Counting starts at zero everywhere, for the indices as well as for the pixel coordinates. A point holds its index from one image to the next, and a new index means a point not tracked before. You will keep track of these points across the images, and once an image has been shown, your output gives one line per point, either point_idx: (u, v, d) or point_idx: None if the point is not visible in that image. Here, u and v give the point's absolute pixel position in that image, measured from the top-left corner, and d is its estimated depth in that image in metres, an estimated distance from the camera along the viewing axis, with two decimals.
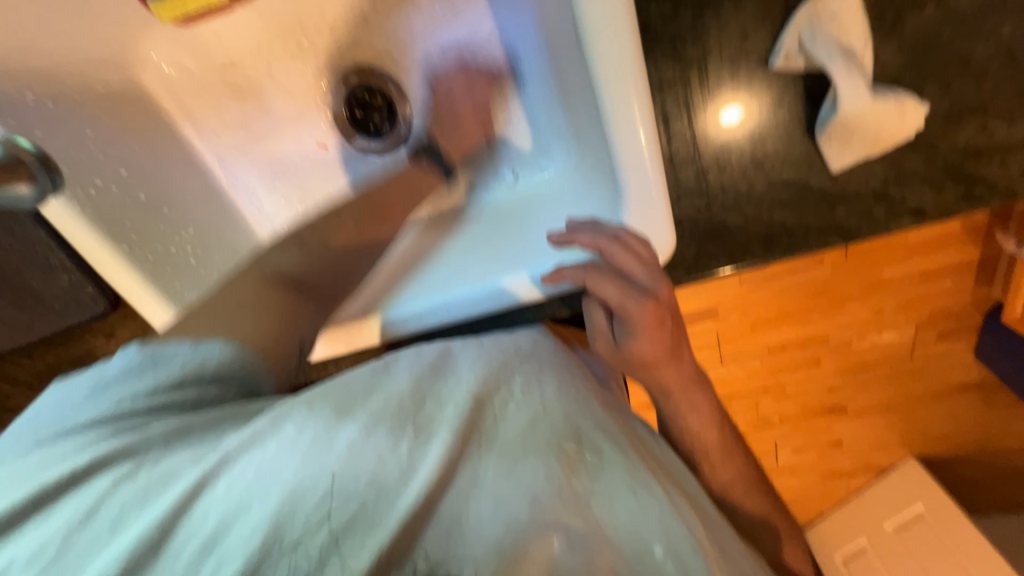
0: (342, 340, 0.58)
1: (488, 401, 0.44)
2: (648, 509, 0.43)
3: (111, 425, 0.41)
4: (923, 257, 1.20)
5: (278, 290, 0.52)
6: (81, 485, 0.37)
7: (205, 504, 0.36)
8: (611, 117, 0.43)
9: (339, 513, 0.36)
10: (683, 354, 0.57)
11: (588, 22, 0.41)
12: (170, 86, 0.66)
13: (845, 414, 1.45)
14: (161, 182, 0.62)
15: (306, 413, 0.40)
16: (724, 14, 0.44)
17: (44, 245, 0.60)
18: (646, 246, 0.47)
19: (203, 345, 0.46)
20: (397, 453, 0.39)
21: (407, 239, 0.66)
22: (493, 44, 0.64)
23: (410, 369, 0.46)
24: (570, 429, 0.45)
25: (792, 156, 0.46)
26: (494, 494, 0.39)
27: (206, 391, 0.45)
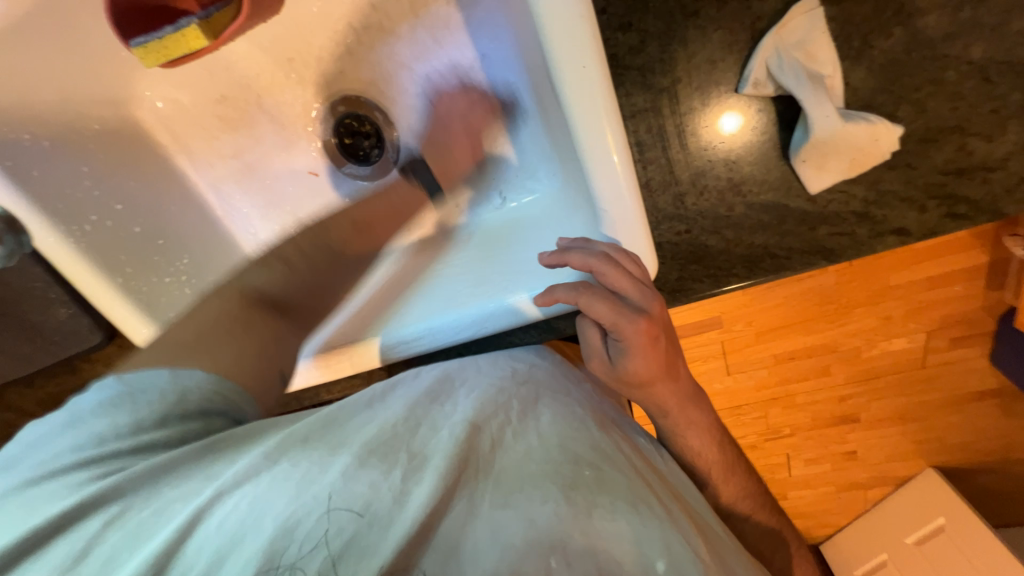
0: (340, 365, 0.57)
1: (483, 426, 0.47)
2: (652, 525, 0.43)
3: (96, 465, 0.42)
4: (926, 264, 1.17)
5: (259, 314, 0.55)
6: (74, 526, 0.39)
7: (200, 537, 0.37)
8: (584, 149, 0.43)
9: (335, 536, 0.36)
10: (682, 368, 0.56)
11: (556, 54, 0.41)
12: (166, 122, 0.68)
13: (857, 424, 1.41)
14: (157, 214, 0.64)
15: (302, 450, 0.43)
16: (691, 44, 0.44)
17: (42, 281, 0.62)
18: (639, 265, 0.47)
19: (183, 369, 0.47)
20: (389, 481, 0.40)
21: (405, 263, 0.66)
22: (474, 72, 0.64)
23: (405, 401, 0.50)
24: (566, 446, 0.47)
25: (771, 180, 0.45)
26: (494, 518, 0.40)
27: (190, 427, 0.46)
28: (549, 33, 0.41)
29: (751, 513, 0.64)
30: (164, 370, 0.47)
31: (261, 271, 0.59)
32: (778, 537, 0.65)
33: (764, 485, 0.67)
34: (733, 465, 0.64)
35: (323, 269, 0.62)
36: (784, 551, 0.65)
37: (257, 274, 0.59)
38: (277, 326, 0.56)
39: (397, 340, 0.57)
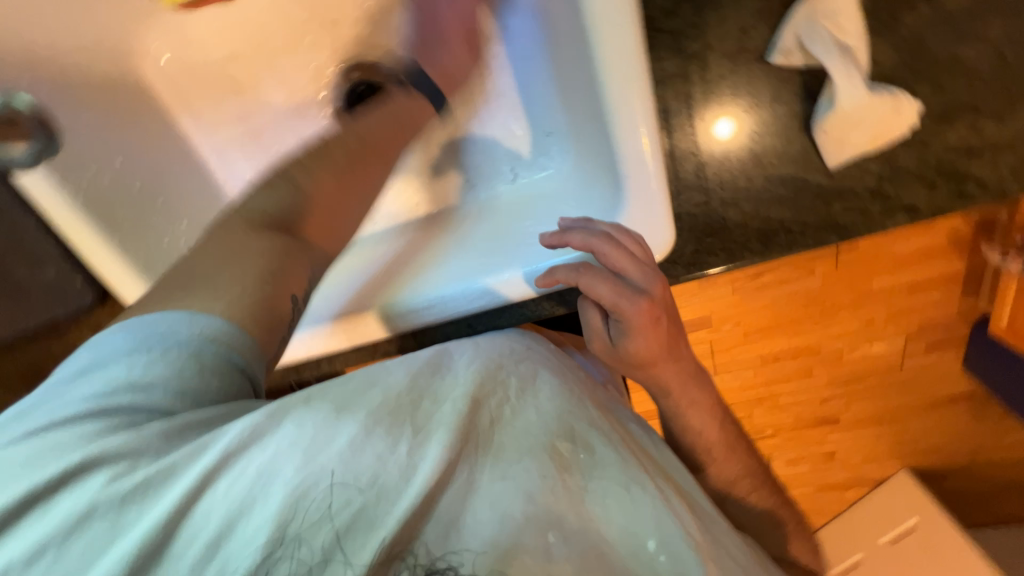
0: (341, 337, 0.58)
1: (483, 401, 0.43)
2: (645, 504, 0.43)
3: (106, 419, 0.35)
4: (908, 269, 1.21)
5: (267, 240, 0.46)
6: (79, 479, 0.33)
7: (204, 508, 0.34)
8: (613, 110, 0.45)
9: (341, 510, 0.35)
10: (682, 352, 0.57)
11: (594, 11, 0.43)
12: (170, 79, 0.65)
13: (837, 424, 1.45)
14: (159, 173, 0.62)
15: (304, 411, 0.38)
16: (724, 9, 0.45)
17: (34, 232, 0.59)
18: (641, 246, 0.48)
19: (200, 314, 0.39)
20: (396, 454, 0.37)
21: (405, 241, 0.66)
22: (495, 43, 0.64)
23: (409, 366, 0.44)
24: (567, 422, 0.44)
25: (790, 151, 0.46)
26: (487, 496, 0.38)
27: (207, 384, 0.38)
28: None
29: (748, 496, 0.64)
30: (181, 314, 0.39)
31: (262, 192, 0.51)
32: (776, 526, 0.66)
33: (762, 474, 0.67)
34: (734, 448, 0.64)
35: (342, 177, 0.54)
36: (780, 538, 0.66)
37: (263, 196, 0.50)
38: (285, 245, 0.47)
39: (399, 308, 0.57)
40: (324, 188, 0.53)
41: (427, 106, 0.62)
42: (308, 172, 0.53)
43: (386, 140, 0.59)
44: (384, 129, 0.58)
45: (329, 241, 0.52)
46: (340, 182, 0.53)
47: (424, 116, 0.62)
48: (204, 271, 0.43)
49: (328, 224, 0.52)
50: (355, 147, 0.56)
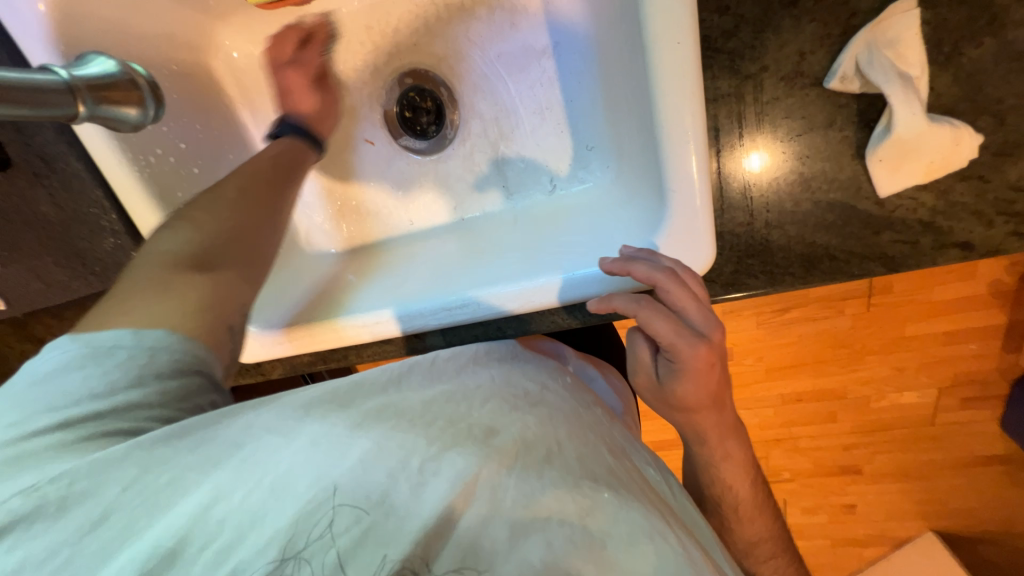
0: (306, 338, 0.61)
1: (500, 429, 0.42)
2: (663, 557, 0.39)
3: (77, 428, 0.37)
4: (944, 317, 1.17)
5: (192, 277, 0.45)
6: (79, 487, 0.34)
7: (220, 512, 0.33)
8: (664, 126, 0.45)
9: (343, 531, 0.33)
10: (727, 403, 0.56)
11: (652, 29, 0.44)
12: (237, 74, 0.69)
13: (859, 475, 1.38)
14: (217, 161, 0.66)
15: (322, 426, 0.38)
16: (784, 33, 0.46)
17: (98, 206, 0.62)
18: (697, 280, 0.49)
19: (147, 330, 0.41)
20: (408, 469, 0.36)
21: (340, 267, 0.70)
22: (546, 58, 0.65)
23: (428, 392, 0.45)
24: (584, 460, 0.43)
25: (840, 178, 0.46)
26: (513, 521, 0.36)
27: (168, 387, 0.40)
28: (653, 16, 0.43)
29: (763, 538, 0.62)
30: (132, 329, 0.40)
31: (168, 233, 0.48)
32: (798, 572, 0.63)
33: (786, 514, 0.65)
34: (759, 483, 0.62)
35: (235, 212, 0.51)
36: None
37: (167, 237, 0.48)
38: (211, 281, 0.46)
39: (427, 313, 0.58)
40: (213, 211, 0.51)
41: (291, 143, 0.61)
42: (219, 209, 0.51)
43: (277, 172, 0.57)
44: (267, 162, 0.57)
45: (243, 247, 0.50)
46: (237, 218, 0.51)
47: (307, 156, 0.63)
48: (153, 305, 0.42)
49: (251, 248, 0.51)
50: (240, 188, 0.53)
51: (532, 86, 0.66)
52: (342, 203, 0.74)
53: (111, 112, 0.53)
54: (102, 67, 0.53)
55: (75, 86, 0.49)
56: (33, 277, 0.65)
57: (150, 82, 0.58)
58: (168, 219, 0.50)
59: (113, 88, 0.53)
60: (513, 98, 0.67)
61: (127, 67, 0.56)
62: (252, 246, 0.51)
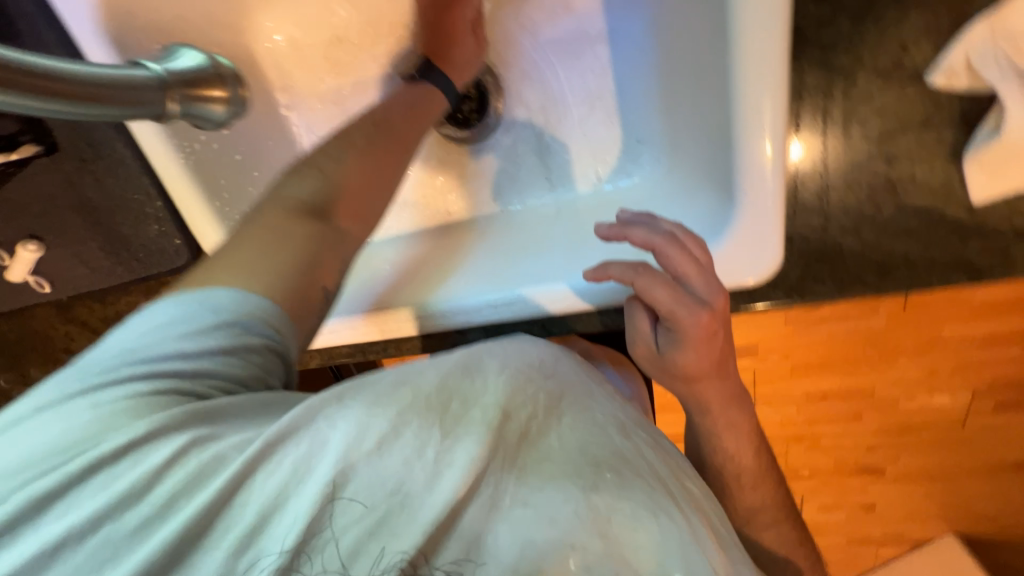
0: (391, 324, 0.59)
1: (512, 415, 0.39)
2: (671, 537, 0.37)
3: (141, 384, 0.37)
4: (993, 318, 1.05)
5: (305, 228, 0.47)
6: (139, 451, 0.34)
7: (253, 496, 0.34)
8: (743, 121, 0.43)
9: (353, 524, 0.34)
10: (731, 369, 0.54)
11: (738, 18, 0.41)
12: (277, 57, 0.66)
13: (882, 476, 1.36)
14: (258, 147, 0.65)
15: (353, 402, 0.37)
16: (887, 22, 0.44)
17: (143, 193, 0.62)
18: (703, 250, 0.47)
19: (247, 293, 0.42)
20: (423, 459, 0.35)
21: (398, 251, 0.68)
22: (600, 44, 0.62)
23: (439, 363, 0.41)
24: (585, 444, 0.39)
25: (932, 183, 0.44)
26: (513, 515, 0.36)
27: (246, 356, 0.40)
28: (743, 1, 0.41)
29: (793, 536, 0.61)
30: (245, 296, 0.41)
31: (292, 180, 0.50)
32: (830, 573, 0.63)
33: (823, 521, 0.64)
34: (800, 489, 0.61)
35: (371, 159, 0.53)
36: None
37: (293, 183, 0.50)
38: (318, 232, 0.48)
39: (473, 308, 0.57)
40: (341, 163, 0.52)
41: (429, 92, 0.60)
42: (331, 160, 0.52)
43: (407, 124, 0.57)
44: (399, 112, 0.57)
45: (359, 202, 0.52)
46: (355, 176, 0.52)
47: (437, 105, 0.61)
48: (261, 259, 0.44)
49: (356, 209, 0.52)
50: (368, 136, 0.54)
51: (584, 73, 0.63)
52: (439, 187, 0.70)
53: (197, 111, 0.55)
54: (194, 61, 0.55)
55: (168, 84, 0.51)
56: (78, 261, 0.65)
57: (237, 76, 0.59)
58: (286, 171, 0.52)
59: (198, 83, 0.54)
60: (563, 86, 0.64)
61: (216, 62, 0.57)
62: (365, 210, 0.52)
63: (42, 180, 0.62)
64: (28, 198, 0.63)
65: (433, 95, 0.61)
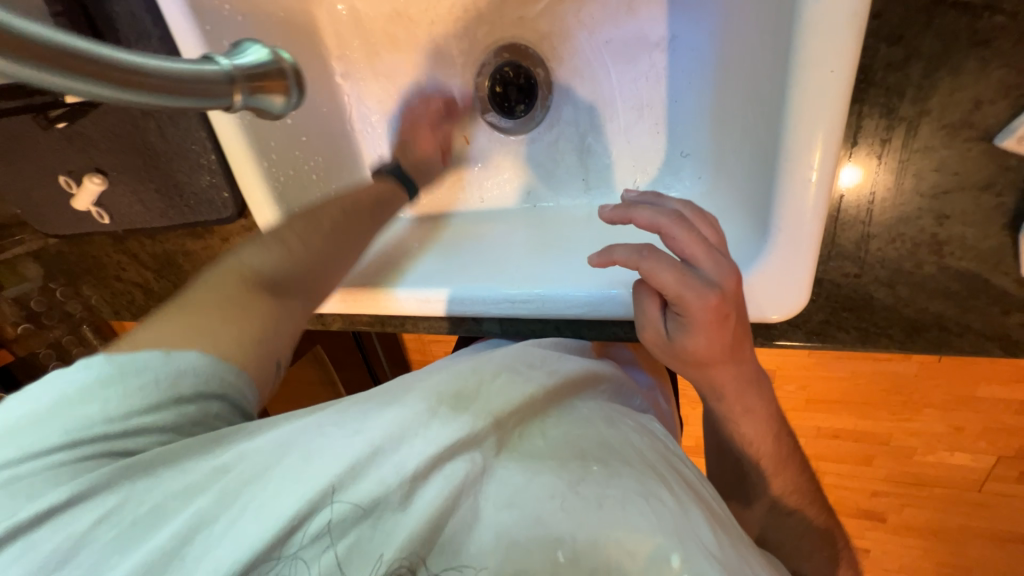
0: (361, 300, 0.63)
1: (505, 417, 0.41)
2: (664, 523, 0.37)
3: (73, 449, 0.38)
4: None
5: (261, 300, 0.50)
6: (64, 516, 0.35)
7: (195, 541, 0.34)
8: (788, 159, 0.42)
9: (341, 533, 0.34)
10: (745, 352, 0.50)
11: (803, 51, 0.40)
12: (337, 25, 0.68)
13: (881, 523, 1.34)
14: (310, 113, 0.67)
15: (319, 432, 0.38)
16: (963, 74, 0.42)
17: (199, 145, 0.65)
18: (710, 227, 0.47)
19: (178, 353, 0.43)
20: (401, 474, 0.36)
21: (409, 231, 0.71)
22: (659, 51, 0.60)
23: (438, 376, 0.44)
24: (571, 437, 0.42)
25: (981, 246, 0.43)
26: (498, 512, 0.36)
27: (186, 409, 0.42)
28: (808, 29, 0.39)
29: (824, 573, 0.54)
30: (193, 353, 0.44)
31: (255, 247, 0.53)
32: None
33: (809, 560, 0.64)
34: None
35: (326, 245, 0.57)
36: None
37: (255, 252, 0.52)
38: (279, 307, 0.51)
39: (489, 301, 0.58)
40: (306, 240, 0.56)
41: (396, 189, 0.67)
42: (299, 236, 0.55)
43: (363, 220, 0.61)
44: (364, 194, 0.63)
45: (311, 279, 0.55)
46: (322, 252, 0.56)
47: (398, 202, 0.67)
48: (205, 323, 0.46)
49: (320, 279, 0.56)
50: (336, 219, 0.58)
51: (638, 80, 0.61)
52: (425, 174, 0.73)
53: (261, 104, 0.49)
54: (256, 55, 0.48)
55: (236, 79, 0.44)
56: (136, 200, 0.70)
57: (296, 69, 0.52)
58: (255, 236, 0.55)
59: (267, 78, 0.48)
60: (614, 91, 0.63)
61: (276, 54, 0.50)
62: (323, 277, 0.56)
63: (112, 120, 0.66)
64: (97, 133, 0.67)
65: (399, 194, 0.67)
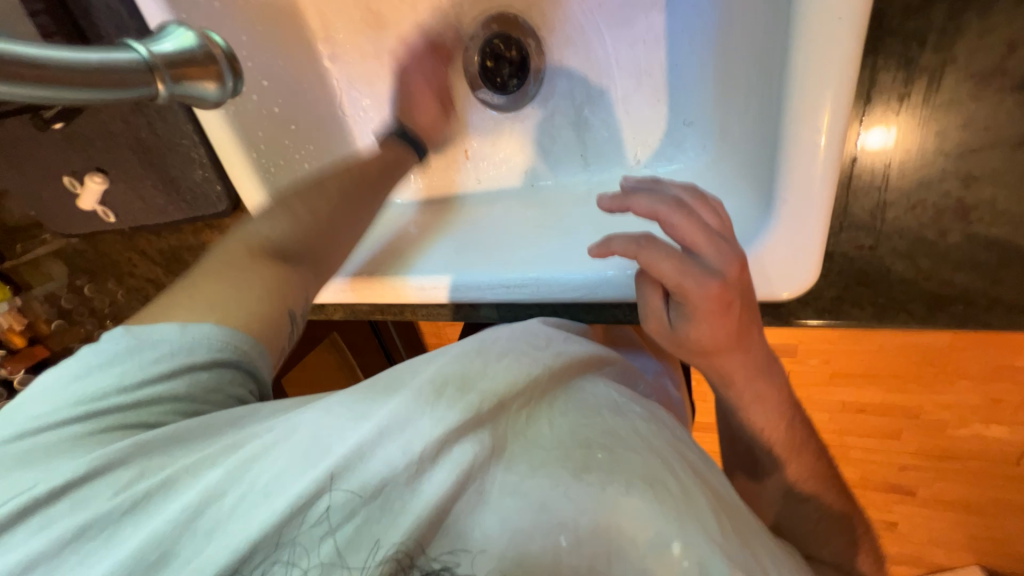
0: (369, 291, 0.61)
1: (507, 405, 0.35)
2: (668, 512, 0.33)
3: (93, 420, 0.37)
4: None
5: (272, 267, 0.50)
6: (82, 490, 0.33)
7: (208, 519, 0.31)
8: (792, 124, 0.39)
9: (342, 519, 0.30)
10: (755, 340, 0.46)
11: (808, 0, 0.36)
12: (318, 5, 0.66)
13: (911, 498, 1.30)
14: (298, 100, 0.66)
15: (330, 412, 0.34)
16: (995, 15, 0.37)
17: (189, 139, 0.65)
18: (715, 215, 0.43)
19: (194, 325, 0.43)
20: (412, 456, 0.32)
21: (415, 217, 0.69)
22: (656, 10, 0.55)
23: (446, 354, 0.39)
24: (575, 424, 0.36)
25: (1014, 211, 0.40)
26: (499, 503, 0.32)
27: (198, 378, 0.41)
28: None
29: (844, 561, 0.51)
30: (210, 326, 0.43)
31: (268, 219, 0.54)
32: None
33: None
34: None
35: (338, 215, 0.56)
36: None
37: (267, 222, 0.53)
38: (290, 272, 0.51)
39: (485, 287, 0.56)
40: (319, 206, 0.56)
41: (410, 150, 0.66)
42: (312, 208, 0.55)
43: (381, 175, 0.62)
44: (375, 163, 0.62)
45: (321, 243, 0.55)
46: (331, 215, 0.56)
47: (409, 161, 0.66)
48: (218, 292, 0.46)
49: (326, 245, 0.55)
50: (343, 191, 0.58)
51: (635, 44, 0.57)
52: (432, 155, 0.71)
53: (190, 92, 0.43)
54: (177, 42, 0.42)
55: (154, 65, 0.40)
56: (135, 197, 0.71)
57: (229, 54, 0.46)
58: (263, 209, 0.56)
59: (192, 62, 0.42)
60: (609, 58, 0.59)
61: (203, 36, 0.44)
62: (334, 244, 0.56)
63: (104, 117, 0.66)
64: (95, 132, 0.67)
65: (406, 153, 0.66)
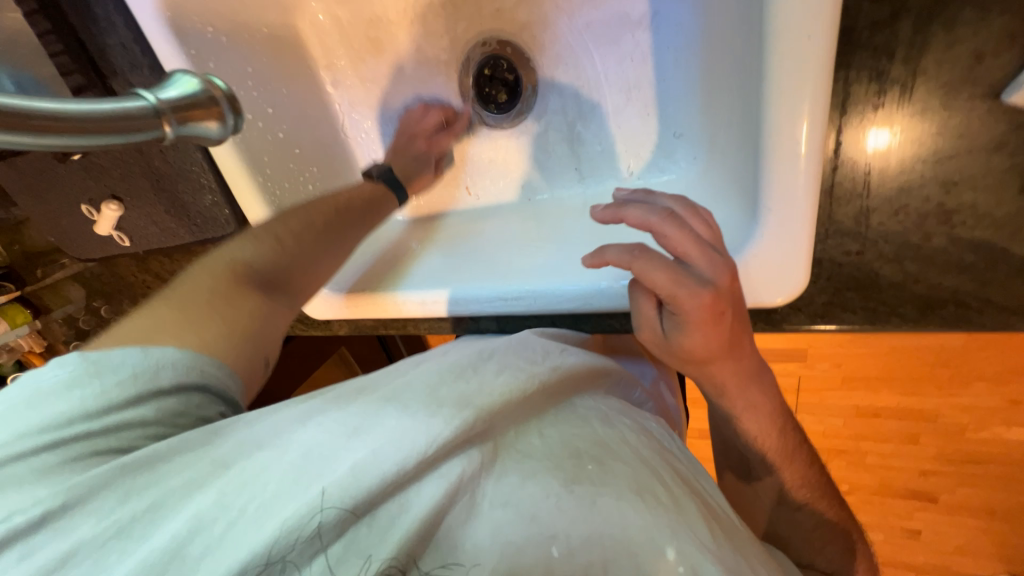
0: (367, 307, 0.63)
1: (503, 415, 0.36)
2: (656, 517, 0.34)
3: (63, 446, 0.37)
4: None
5: (248, 298, 0.52)
6: (70, 514, 0.34)
7: (196, 543, 0.31)
8: (771, 135, 0.40)
9: (336, 535, 0.31)
10: (745, 348, 0.47)
11: (777, 21, 0.38)
12: (320, 36, 0.69)
13: (933, 503, 1.26)
14: (300, 125, 0.69)
15: (315, 428, 0.35)
16: (962, 28, 0.39)
17: (198, 165, 0.68)
18: (705, 225, 0.43)
19: (159, 347, 0.43)
20: (404, 471, 0.32)
21: (410, 234, 0.71)
22: (641, 29, 0.57)
23: (433, 370, 0.40)
24: (564, 435, 0.37)
25: (996, 215, 0.41)
26: (493, 516, 0.32)
27: (172, 402, 0.42)
28: None
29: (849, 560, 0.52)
30: (176, 351, 0.43)
31: (246, 242, 0.55)
32: None
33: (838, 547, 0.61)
34: None
35: (309, 247, 0.57)
36: None
37: (243, 246, 0.55)
38: (263, 306, 0.53)
39: (484, 301, 0.58)
40: (299, 234, 0.57)
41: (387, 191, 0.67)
42: (290, 231, 0.57)
43: (346, 214, 0.61)
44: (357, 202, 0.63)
45: (297, 275, 0.57)
46: (298, 253, 0.57)
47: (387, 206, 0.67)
48: (184, 319, 0.46)
49: (308, 274, 0.58)
50: (320, 225, 0.59)
51: (623, 61, 0.59)
52: (423, 173, 0.72)
53: (194, 132, 0.45)
54: (182, 89, 0.44)
55: (159, 111, 0.42)
56: (149, 221, 0.74)
57: (230, 95, 0.48)
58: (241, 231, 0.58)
59: (196, 105, 0.44)
60: (599, 75, 0.61)
61: (207, 80, 0.46)
62: (307, 272, 0.58)
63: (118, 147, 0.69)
64: (109, 161, 0.71)
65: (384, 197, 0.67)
